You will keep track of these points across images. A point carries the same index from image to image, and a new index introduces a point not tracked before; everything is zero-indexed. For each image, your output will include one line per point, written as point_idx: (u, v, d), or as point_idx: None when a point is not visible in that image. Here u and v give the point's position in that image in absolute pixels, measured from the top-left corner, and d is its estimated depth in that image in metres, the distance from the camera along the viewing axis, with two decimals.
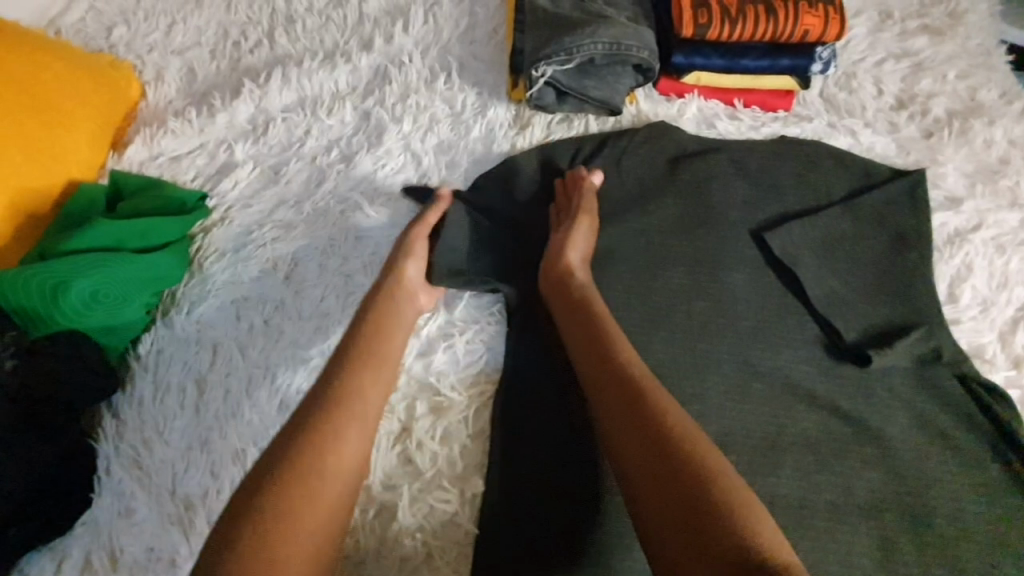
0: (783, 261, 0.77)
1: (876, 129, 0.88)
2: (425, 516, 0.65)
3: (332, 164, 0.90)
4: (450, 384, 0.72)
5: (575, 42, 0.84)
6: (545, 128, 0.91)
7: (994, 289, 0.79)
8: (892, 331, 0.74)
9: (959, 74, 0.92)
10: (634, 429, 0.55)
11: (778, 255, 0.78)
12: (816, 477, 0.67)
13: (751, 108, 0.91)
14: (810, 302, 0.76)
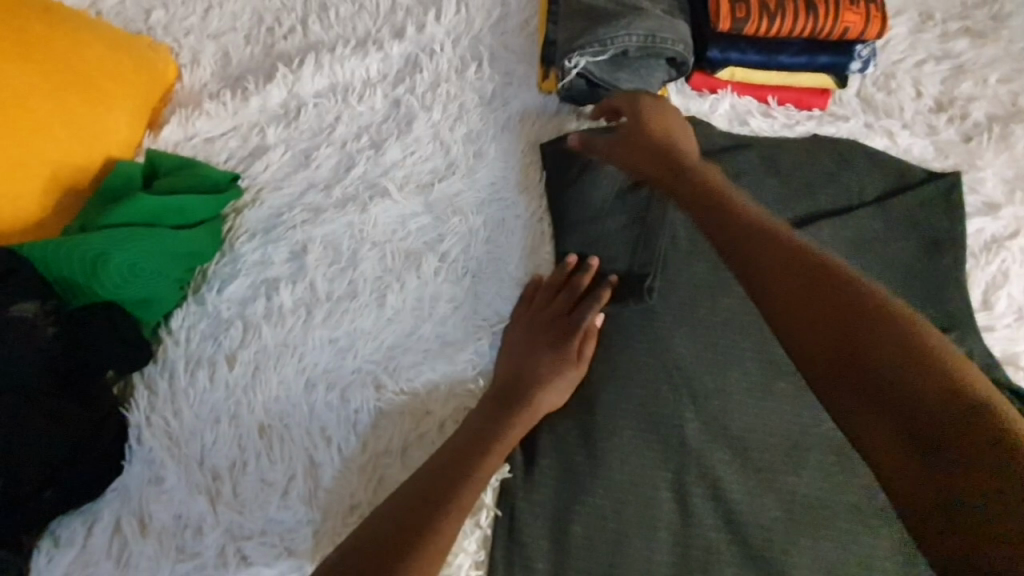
0: None
1: (914, 131, 0.86)
2: None
3: (362, 150, 0.91)
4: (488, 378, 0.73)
5: (609, 35, 0.83)
6: (575, 119, 0.91)
7: None
8: None
9: (1000, 79, 0.90)
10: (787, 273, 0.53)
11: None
12: (842, 478, 0.65)
13: (786, 106, 0.89)
14: None
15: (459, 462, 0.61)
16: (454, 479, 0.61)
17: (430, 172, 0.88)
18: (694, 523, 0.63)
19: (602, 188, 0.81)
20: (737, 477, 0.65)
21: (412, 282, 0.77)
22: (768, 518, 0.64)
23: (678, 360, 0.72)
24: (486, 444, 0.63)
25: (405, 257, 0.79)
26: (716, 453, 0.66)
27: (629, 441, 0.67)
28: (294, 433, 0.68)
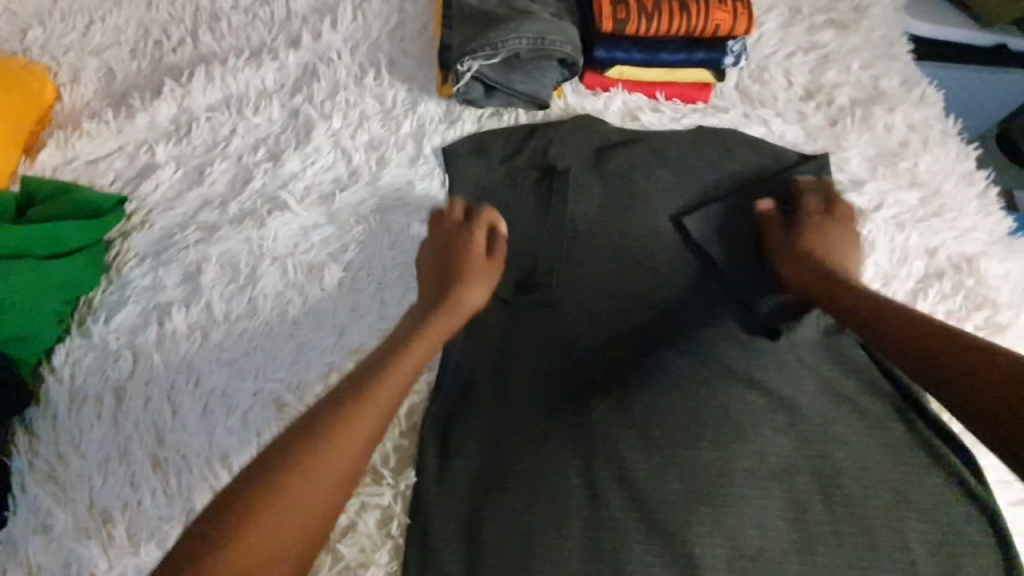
0: (701, 244, 0.81)
1: (786, 118, 0.93)
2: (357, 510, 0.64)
3: (259, 163, 0.88)
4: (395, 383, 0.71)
5: (499, 37, 0.85)
6: (476, 122, 0.92)
7: (894, 263, 0.81)
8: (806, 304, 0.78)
9: (862, 65, 0.98)
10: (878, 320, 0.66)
11: (697, 238, 0.81)
12: (734, 446, 0.70)
13: (673, 100, 0.95)
14: (725, 279, 0.80)
15: (359, 392, 0.57)
16: (355, 415, 0.56)
17: (331, 182, 0.86)
18: (603, 507, 0.66)
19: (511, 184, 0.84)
20: (640, 457, 0.68)
21: (316, 295, 0.75)
22: (669, 491, 0.67)
23: (578, 340, 0.75)
24: (388, 372, 0.61)
25: (309, 269, 0.77)
26: (620, 436, 0.69)
27: (536, 434, 0.68)
28: (193, 463, 0.66)
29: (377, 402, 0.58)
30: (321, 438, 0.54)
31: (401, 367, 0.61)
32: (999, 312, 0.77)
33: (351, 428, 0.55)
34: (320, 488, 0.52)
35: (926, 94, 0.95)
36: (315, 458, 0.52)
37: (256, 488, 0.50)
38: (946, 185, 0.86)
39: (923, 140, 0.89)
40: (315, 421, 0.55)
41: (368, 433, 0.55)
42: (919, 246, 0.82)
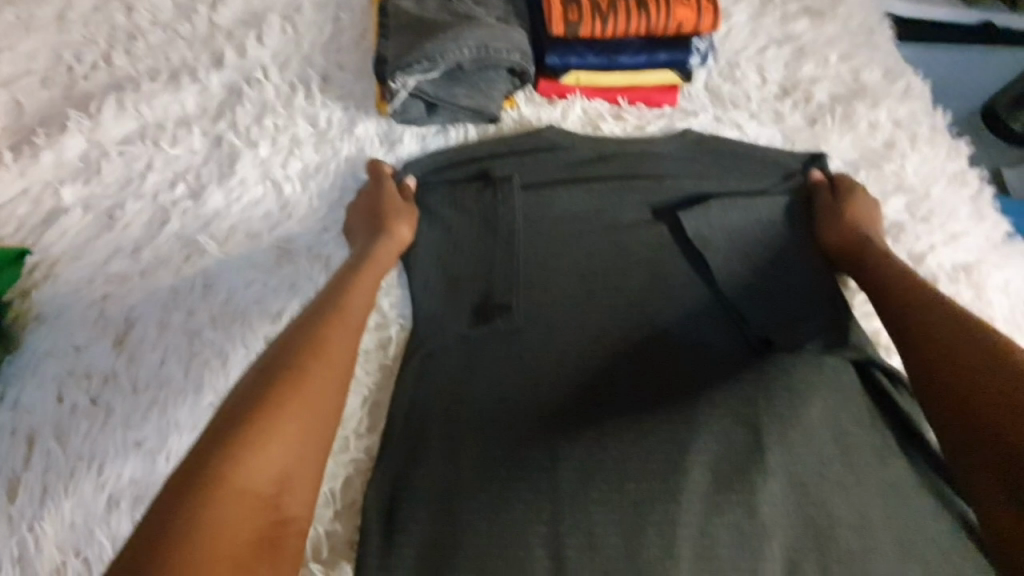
0: (694, 242, 0.74)
1: (761, 120, 0.85)
2: None
3: (178, 201, 0.79)
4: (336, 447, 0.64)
5: (438, 48, 0.75)
6: (420, 140, 0.83)
7: None
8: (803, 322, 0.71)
9: (841, 56, 0.90)
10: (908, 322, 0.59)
11: (692, 238, 0.74)
12: (720, 499, 0.60)
13: (637, 106, 0.86)
14: (719, 287, 0.72)
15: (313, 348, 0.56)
16: (317, 365, 0.54)
17: (259, 220, 0.77)
18: None
19: (471, 202, 0.76)
20: (612, 519, 0.59)
21: (237, 355, 0.66)
22: (644, 559, 0.58)
23: (522, 333, 0.69)
24: (337, 325, 0.59)
25: (230, 323, 0.68)
26: (590, 495, 0.59)
27: (495, 497, 0.60)
28: (97, 566, 0.57)
29: (339, 358, 0.57)
30: (293, 390, 0.51)
31: (353, 322, 0.61)
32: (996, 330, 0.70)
33: (323, 383, 0.54)
34: (305, 446, 0.50)
35: (911, 85, 0.87)
36: (296, 419, 0.50)
37: (233, 454, 0.46)
38: (934, 189, 0.78)
39: (910, 138, 0.81)
40: (277, 385, 0.51)
41: (338, 389, 0.55)
42: (904, 257, 0.75)
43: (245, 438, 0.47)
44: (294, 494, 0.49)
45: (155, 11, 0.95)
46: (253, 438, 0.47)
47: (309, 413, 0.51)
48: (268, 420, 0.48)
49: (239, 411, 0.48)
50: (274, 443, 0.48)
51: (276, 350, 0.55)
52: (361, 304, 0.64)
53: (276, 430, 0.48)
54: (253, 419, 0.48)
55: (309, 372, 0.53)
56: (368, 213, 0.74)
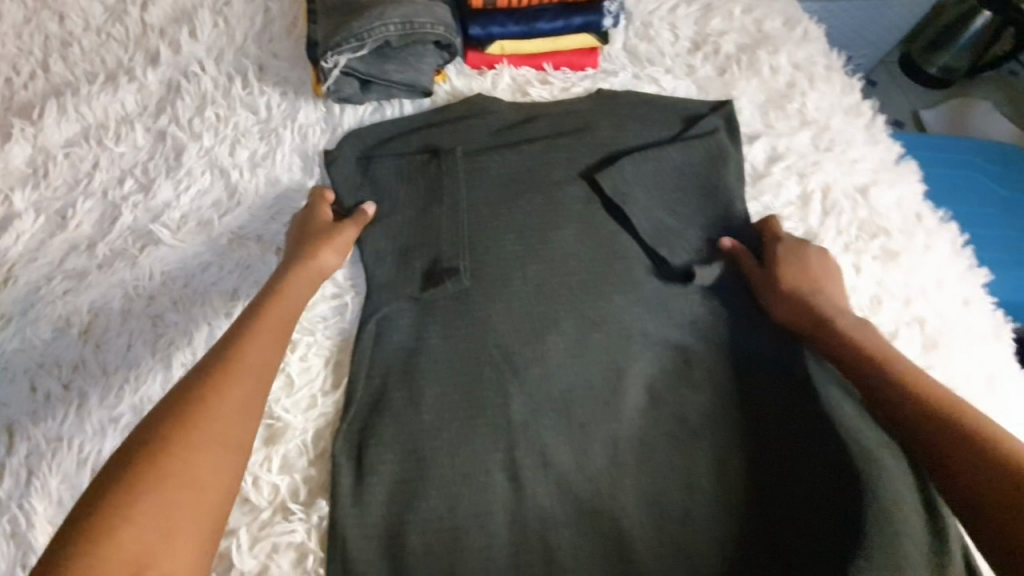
0: (616, 201, 0.79)
1: (676, 74, 0.92)
2: (267, 549, 0.60)
3: (128, 197, 0.81)
4: (304, 403, 0.68)
5: (364, 27, 0.80)
6: (358, 118, 0.87)
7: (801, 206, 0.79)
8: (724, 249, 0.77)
9: (745, 9, 0.97)
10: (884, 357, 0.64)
11: (610, 195, 0.79)
12: (655, 411, 0.70)
13: (562, 70, 0.92)
14: (641, 237, 0.78)
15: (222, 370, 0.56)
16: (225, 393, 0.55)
17: (210, 207, 0.80)
18: (527, 496, 0.64)
19: (413, 172, 0.82)
20: (561, 439, 0.67)
21: (203, 331, 0.71)
22: (592, 468, 0.66)
23: (468, 289, 0.74)
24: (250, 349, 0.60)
25: (192, 304, 0.72)
26: (541, 421, 0.67)
27: (456, 431, 0.66)
28: None
29: (234, 398, 0.55)
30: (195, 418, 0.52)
31: (263, 355, 0.60)
32: (892, 240, 0.75)
33: (211, 430, 0.52)
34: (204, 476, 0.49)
35: (808, 30, 0.95)
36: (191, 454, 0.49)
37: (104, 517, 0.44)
38: (833, 121, 0.86)
39: (809, 78, 0.89)
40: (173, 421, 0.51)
41: (241, 428, 0.54)
42: (817, 182, 0.81)
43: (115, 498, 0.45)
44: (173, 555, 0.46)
45: (85, 15, 0.96)
46: (129, 496, 0.46)
47: (192, 463, 0.49)
48: (143, 475, 0.47)
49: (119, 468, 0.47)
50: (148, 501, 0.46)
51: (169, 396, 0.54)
52: (272, 335, 0.62)
53: (149, 487, 0.47)
54: (127, 475, 0.47)
55: (193, 417, 0.51)
56: (295, 245, 0.73)
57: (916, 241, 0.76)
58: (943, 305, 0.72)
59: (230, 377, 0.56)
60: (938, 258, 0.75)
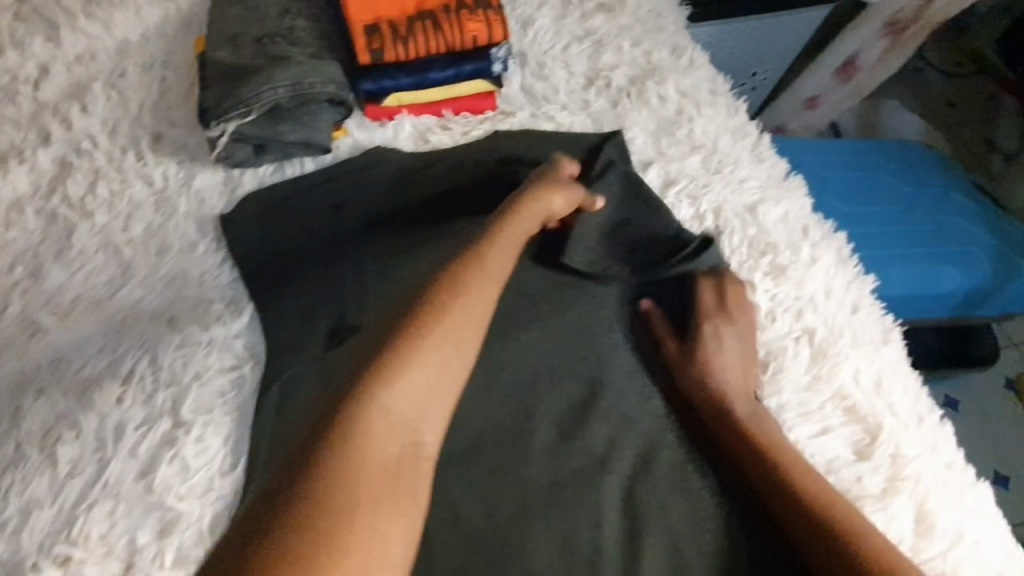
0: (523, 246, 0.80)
1: (572, 110, 0.95)
2: None
3: (17, 283, 0.78)
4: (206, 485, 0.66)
5: (252, 92, 0.80)
6: (257, 180, 0.86)
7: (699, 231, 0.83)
8: (625, 283, 0.79)
9: (633, 43, 1.01)
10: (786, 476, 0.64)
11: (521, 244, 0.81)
12: (564, 447, 0.69)
13: (462, 114, 0.94)
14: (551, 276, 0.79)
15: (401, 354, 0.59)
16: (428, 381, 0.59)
17: (105, 286, 0.78)
18: (436, 552, 0.62)
19: (316, 232, 0.83)
20: (470, 489, 0.65)
21: (91, 421, 0.67)
22: (501, 516, 0.64)
23: None
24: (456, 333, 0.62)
25: (82, 391, 0.69)
26: (449, 473, 0.66)
27: None
28: None
29: (415, 388, 0.58)
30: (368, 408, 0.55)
31: (448, 350, 0.61)
32: (779, 255, 0.79)
33: (398, 423, 0.56)
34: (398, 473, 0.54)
35: (694, 58, 1.00)
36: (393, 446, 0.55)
37: (332, 489, 0.50)
38: (720, 142, 0.89)
39: (696, 104, 0.93)
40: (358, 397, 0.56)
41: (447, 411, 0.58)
42: (710, 204, 0.84)
43: (320, 478, 0.51)
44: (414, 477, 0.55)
45: None
46: (327, 478, 0.51)
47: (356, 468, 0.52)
48: (346, 459, 0.52)
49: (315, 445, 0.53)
50: (350, 480, 0.51)
51: (354, 376, 0.58)
52: (454, 329, 0.62)
53: (350, 471, 0.52)
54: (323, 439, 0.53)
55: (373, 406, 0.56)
56: (531, 184, 0.80)
57: (801, 254, 0.80)
58: (830, 311, 0.76)
59: (418, 367, 0.59)
60: (824, 268, 0.79)
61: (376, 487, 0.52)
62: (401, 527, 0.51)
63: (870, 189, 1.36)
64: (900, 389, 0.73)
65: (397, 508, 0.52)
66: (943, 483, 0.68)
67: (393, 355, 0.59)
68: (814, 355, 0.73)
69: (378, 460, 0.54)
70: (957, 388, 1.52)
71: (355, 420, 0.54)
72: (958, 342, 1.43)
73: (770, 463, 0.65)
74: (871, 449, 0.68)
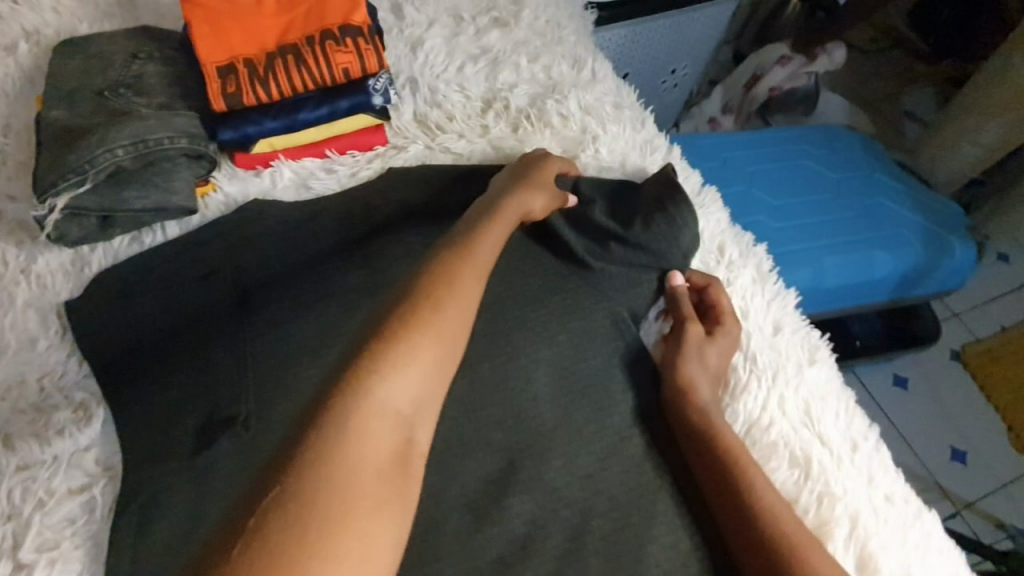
0: None
1: (470, 137, 0.88)
2: None
3: None
4: None
5: (84, 158, 0.69)
6: (112, 255, 0.75)
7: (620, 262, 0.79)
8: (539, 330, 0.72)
9: (531, 59, 0.95)
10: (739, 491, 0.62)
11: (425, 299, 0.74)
12: (480, 537, 0.62)
13: (349, 153, 0.85)
14: None
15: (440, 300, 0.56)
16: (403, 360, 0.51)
17: None
18: None
19: (185, 306, 0.71)
20: None
21: None
22: None
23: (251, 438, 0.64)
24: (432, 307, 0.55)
25: None
26: None
27: None
28: None
29: (410, 385, 0.50)
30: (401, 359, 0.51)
31: (438, 339, 0.53)
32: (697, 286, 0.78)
33: (394, 408, 0.49)
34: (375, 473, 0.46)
35: (594, 71, 0.96)
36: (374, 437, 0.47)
37: (313, 489, 0.42)
38: (629, 163, 0.87)
39: (599, 120, 0.89)
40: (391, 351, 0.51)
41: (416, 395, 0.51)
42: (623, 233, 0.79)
43: (318, 479, 0.42)
44: (408, 476, 0.48)
45: None
46: (324, 478, 0.43)
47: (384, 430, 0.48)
48: (339, 452, 0.44)
49: (317, 426, 0.45)
50: (337, 487, 0.43)
51: (349, 357, 0.51)
52: (455, 317, 0.56)
53: (345, 472, 0.44)
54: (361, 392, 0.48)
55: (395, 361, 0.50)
56: (513, 174, 0.78)
57: (716, 277, 0.80)
58: (748, 336, 0.75)
59: (405, 359, 0.51)
60: (738, 289, 0.79)
61: (371, 489, 0.45)
62: (394, 520, 0.45)
63: (798, 181, 1.33)
64: (828, 414, 0.71)
65: (394, 510, 0.45)
66: (881, 516, 0.66)
67: (385, 345, 0.51)
68: (732, 385, 0.72)
69: (367, 460, 0.45)
70: (906, 366, 1.50)
71: (353, 407, 0.47)
72: (899, 322, 1.43)
73: (720, 483, 0.63)
74: (806, 486, 0.66)
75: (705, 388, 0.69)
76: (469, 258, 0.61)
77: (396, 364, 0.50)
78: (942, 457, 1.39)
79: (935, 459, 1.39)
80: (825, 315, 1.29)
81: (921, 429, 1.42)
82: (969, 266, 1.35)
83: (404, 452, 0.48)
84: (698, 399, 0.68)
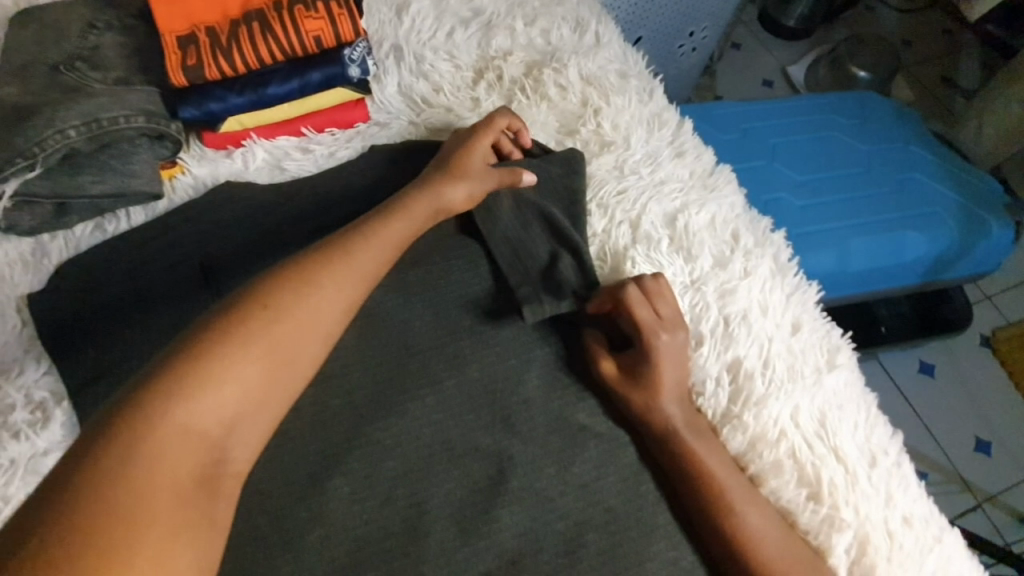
0: (405, 295, 0.66)
1: (459, 113, 0.80)
2: None
3: None
4: None
5: (32, 139, 0.63)
6: (73, 245, 0.69)
7: (628, 242, 0.73)
8: (531, 326, 0.67)
9: (528, 22, 0.85)
10: (718, 511, 0.58)
11: (415, 284, 0.67)
12: (466, 550, 0.56)
13: (327, 131, 0.78)
14: (442, 326, 0.65)
15: (287, 295, 0.51)
16: (230, 364, 0.46)
17: None
18: None
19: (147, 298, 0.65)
20: None
21: None
22: None
23: None
24: (279, 303, 0.50)
25: None
26: None
27: None
28: None
29: (220, 405, 0.44)
30: (226, 361, 0.45)
31: (269, 352, 0.48)
32: (712, 280, 0.71)
33: (206, 423, 0.43)
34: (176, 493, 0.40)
35: (599, 35, 0.87)
36: (173, 454, 0.41)
37: (93, 512, 0.36)
38: (632, 138, 0.79)
39: (602, 91, 0.81)
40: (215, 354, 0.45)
41: (240, 406, 0.46)
42: (624, 224, 0.74)
43: (94, 510, 0.36)
44: (217, 497, 0.43)
45: None
46: (109, 494, 0.37)
47: (190, 447, 0.42)
48: (125, 477, 0.38)
49: (92, 452, 0.39)
50: (123, 505, 0.37)
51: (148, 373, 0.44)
52: (301, 327, 0.50)
53: (137, 488, 0.39)
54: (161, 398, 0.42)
55: (214, 369, 0.45)
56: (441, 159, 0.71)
57: (733, 267, 0.72)
58: (769, 338, 0.68)
59: (220, 375, 0.45)
60: (759, 282, 0.71)
61: (169, 513, 0.39)
62: (195, 544, 0.40)
63: (811, 154, 1.21)
64: (845, 425, 0.65)
65: (198, 536, 0.40)
66: (895, 541, 0.60)
67: (201, 357, 0.45)
68: (745, 395, 0.65)
69: (167, 485, 0.40)
70: (933, 352, 1.41)
71: (148, 420, 0.41)
72: (927, 306, 1.34)
73: (704, 499, 0.58)
74: (810, 506, 0.61)
75: (674, 406, 0.62)
76: (337, 262, 0.55)
77: (203, 381, 0.44)
78: (964, 447, 1.32)
79: (955, 449, 1.32)
80: (845, 301, 1.20)
81: (943, 418, 1.34)
82: (1006, 247, 1.25)
83: (208, 475, 0.43)
84: (681, 431, 0.61)
